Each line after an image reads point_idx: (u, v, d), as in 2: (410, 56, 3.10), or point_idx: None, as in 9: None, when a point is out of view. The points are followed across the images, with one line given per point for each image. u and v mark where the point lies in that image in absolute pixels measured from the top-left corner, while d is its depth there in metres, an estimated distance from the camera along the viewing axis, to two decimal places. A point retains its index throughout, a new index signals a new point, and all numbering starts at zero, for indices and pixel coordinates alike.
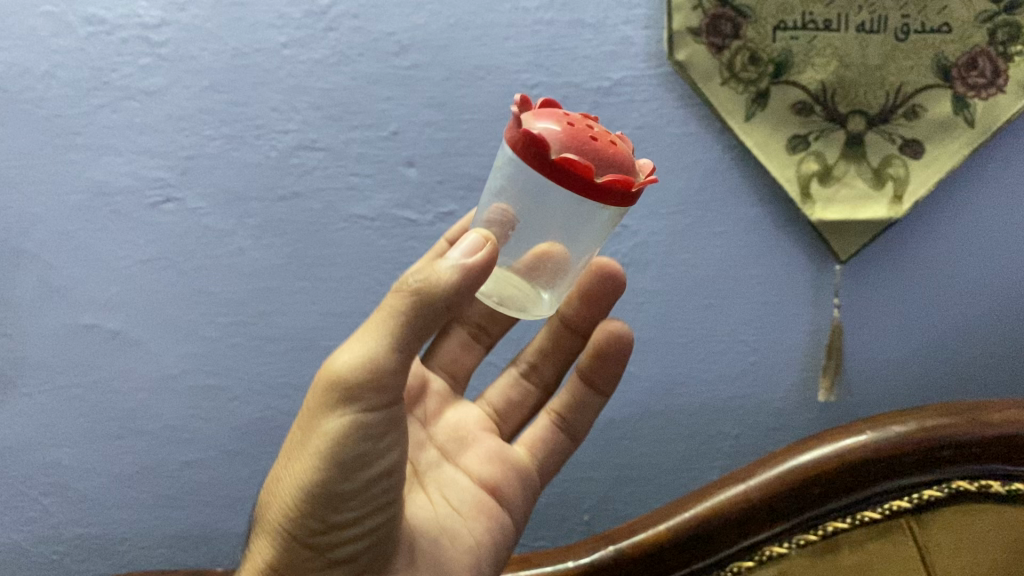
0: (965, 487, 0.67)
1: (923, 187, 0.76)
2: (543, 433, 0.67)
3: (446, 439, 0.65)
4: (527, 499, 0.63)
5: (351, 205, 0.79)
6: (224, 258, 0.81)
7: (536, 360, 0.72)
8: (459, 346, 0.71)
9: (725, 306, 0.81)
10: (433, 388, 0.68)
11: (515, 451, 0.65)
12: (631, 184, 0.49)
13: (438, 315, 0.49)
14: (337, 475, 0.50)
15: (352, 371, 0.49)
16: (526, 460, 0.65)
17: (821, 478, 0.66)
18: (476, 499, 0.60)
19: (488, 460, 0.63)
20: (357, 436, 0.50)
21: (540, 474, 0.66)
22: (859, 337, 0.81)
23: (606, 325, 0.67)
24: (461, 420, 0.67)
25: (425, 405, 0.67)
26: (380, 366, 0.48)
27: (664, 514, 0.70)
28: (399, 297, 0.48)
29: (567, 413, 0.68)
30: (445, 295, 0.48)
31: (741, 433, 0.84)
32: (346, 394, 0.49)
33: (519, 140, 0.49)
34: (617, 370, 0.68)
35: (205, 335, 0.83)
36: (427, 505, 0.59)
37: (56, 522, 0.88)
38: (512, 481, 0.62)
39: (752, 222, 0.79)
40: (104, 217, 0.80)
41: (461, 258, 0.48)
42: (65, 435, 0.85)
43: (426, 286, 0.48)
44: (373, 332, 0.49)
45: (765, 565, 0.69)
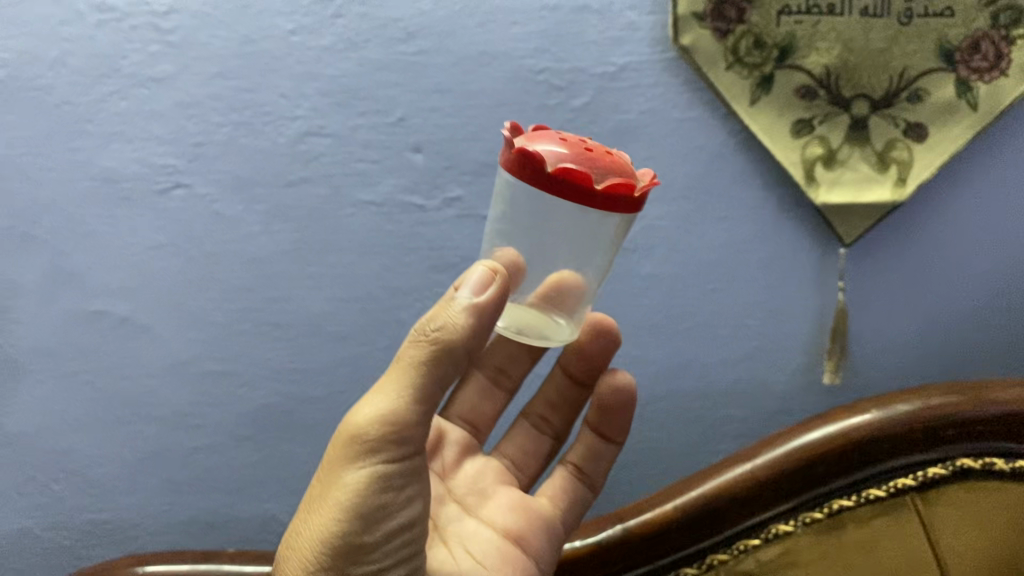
0: (969, 465, 0.67)
1: (927, 170, 0.76)
2: (564, 483, 0.68)
3: (466, 493, 0.65)
4: (553, 548, 0.64)
5: (358, 191, 0.80)
6: (232, 244, 0.81)
7: (547, 412, 0.73)
8: (477, 392, 0.71)
9: (731, 290, 0.81)
10: (452, 439, 0.68)
11: (538, 501, 0.65)
12: (631, 187, 0.49)
13: (456, 358, 0.50)
14: (357, 527, 0.49)
15: (373, 422, 0.49)
16: (549, 510, 0.65)
17: (826, 456, 0.67)
18: (499, 549, 0.59)
19: (511, 510, 0.63)
20: (378, 486, 0.49)
21: (564, 524, 0.66)
22: (864, 319, 0.80)
23: (617, 375, 0.68)
24: (479, 471, 0.67)
25: (443, 457, 0.66)
26: (402, 417, 0.49)
27: (670, 493, 0.70)
28: (416, 343, 0.50)
29: (584, 463, 0.70)
30: (463, 337, 0.49)
31: (748, 418, 0.83)
32: (368, 443, 0.49)
33: (515, 160, 0.49)
34: (625, 421, 0.69)
35: (213, 320, 0.82)
36: (448, 558, 0.58)
37: (65, 508, 0.87)
38: (536, 531, 0.62)
39: (757, 206, 0.79)
40: (113, 204, 0.80)
41: (477, 296, 0.50)
42: (73, 420, 0.84)
43: (444, 331, 0.49)
44: (392, 382, 0.50)
45: (770, 544, 0.69)
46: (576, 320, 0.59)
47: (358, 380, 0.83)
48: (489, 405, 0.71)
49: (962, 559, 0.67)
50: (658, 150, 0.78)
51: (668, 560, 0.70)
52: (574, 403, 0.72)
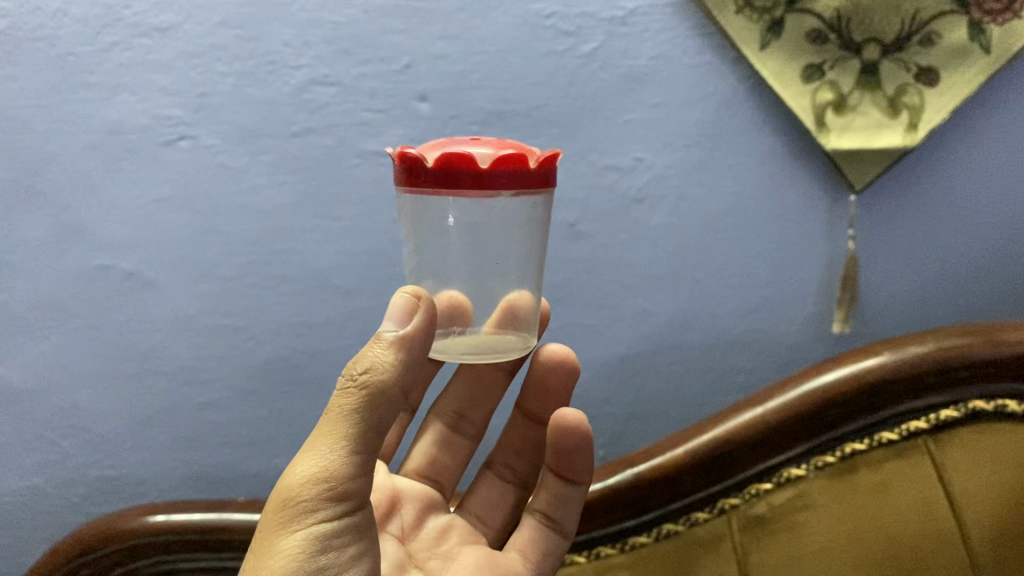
0: (981, 407, 0.67)
1: (938, 115, 0.74)
2: (532, 532, 0.65)
3: (428, 556, 0.61)
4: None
5: (364, 141, 0.79)
6: (238, 197, 0.80)
7: (510, 459, 0.71)
8: (435, 443, 0.70)
9: (741, 240, 0.80)
10: (411, 496, 0.65)
11: (508, 557, 0.62)
12: (518, 160, 0.49)
13: (392, 401, 0.49)
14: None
15: (309, 480, 0.47)
16: (519, 565, 0.62)
17: (839, 399, 0.67)
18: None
19: (477, 569, 0.60)
20: (323, 545, 0.47)
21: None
22: (875, 267, 0.79)
23: (565, 415, 0.62)
24: (442, 530, 0.64)
25: (401, 518, 0.63)
26: (342, 468, 0.47)
27: (681, 439, 0.70)
28: (345, 389, 0.48)
29: (552, 509, 0.65)
30: (395, 376, 0.49)
31: (756, 367, 0.82)
32: (307, 501, 0.47)
33: (403, 171, 0.50)
34: (587, 463, 0.63)
35: (220, 275, 0.82)
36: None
37: (74, 466, 0.86)
38: None
39: (767, 153, 0.78)
40: (118, 157, 0.80)
41: (404, 330, 0.50)
42: (82, 378, 0.84)
43: (374, 369, 0.48)
44: (324, 435, 0.48)
45: (783, 488, 0.69)
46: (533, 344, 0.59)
47: (365, 335, 0.83)
48: (450, 457, 0.70)
49: (975, 501, 0.67)
50: (667, 97, 0.77)
51: (678, 506, 0.71)
52: (535, 449, 0.71)
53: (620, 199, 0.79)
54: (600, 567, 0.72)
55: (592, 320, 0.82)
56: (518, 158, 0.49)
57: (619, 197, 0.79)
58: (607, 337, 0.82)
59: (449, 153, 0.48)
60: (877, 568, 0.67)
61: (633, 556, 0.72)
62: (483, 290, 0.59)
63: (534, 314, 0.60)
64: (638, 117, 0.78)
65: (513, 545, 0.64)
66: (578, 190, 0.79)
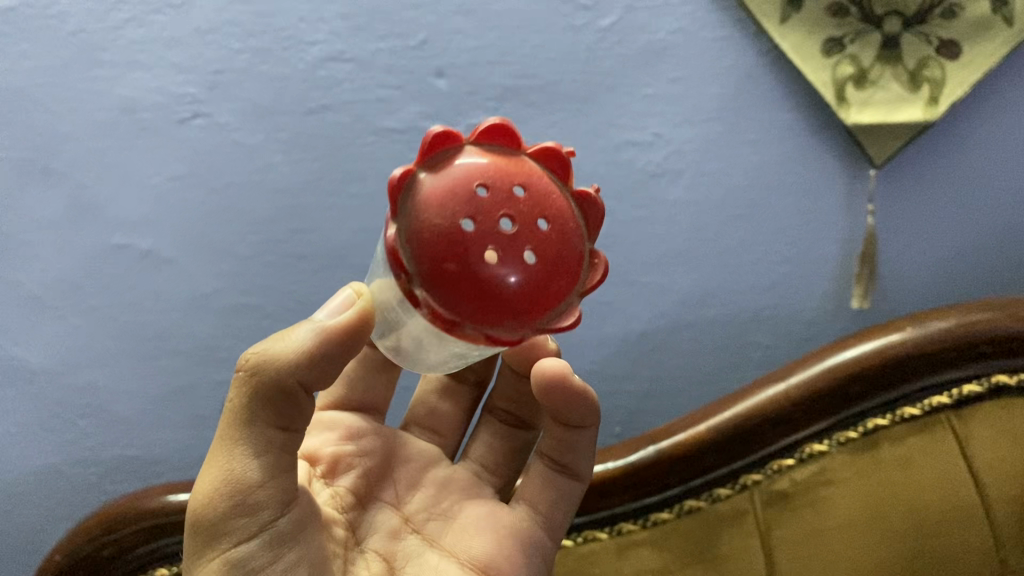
0: (1003, 381, 0.68)
1: (960, 88, 0.73)
2: (541, 480, 0.61)
3: (425, 520, 0.58)
4: (536, 566, 0.58)
5: (381, 118, 0.78)
6: (253, 175, 0.80)
7: (511, 403, 0.66)
8: (436, 392, 0.68)
9: (759, 216, 0.80)
10: (412, 454, 0.62)
11: (509, 513, 0.59)
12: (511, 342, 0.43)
13: (289, 398, 0.47)
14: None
15: (213, 495, 0.47)
16: (524, 518, 0.59)
17: (861, 375, 0.67)
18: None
19: (476, 533, 0.57)
20: (238, 558, 0.47)
21: (549, 527, 0.60)
22: (893, 241, 0.79)
23: (554, 367, 0.55)
24: (443, 488, 0.60)
25: (396, 481, 0.60)
26: (239, 477, 0.47)
27: (702, 416, 0.71)
28: (235, 394, 0.48)
29: (559, 454, 0.61)
30: (284, 370, 0.47)
31: (774, 343, 0.82)
32: (213, 515, 0.47)
33: (395, 253, 0.41)
34: (583, 410, 0.57)
35: (237, 254, 0.81)
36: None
37: (92, 445, 0.86)
38: (511, 554, 0.56)
39: (786, 128, 0.77)
40: (133, 135, 0.79)
41: (312, 324, 0.48)
42: (99, 357, 0.84)
43: (262, 364, 0.47)
44: (223, 446, 0.47)
45: (806, 464, 0.70)
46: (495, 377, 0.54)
47: None
48: (451, 404, 0.67)
49: (998, 476, 0.67)
50: (685, 72, 0.76)
51: (700, 482, 0.71)
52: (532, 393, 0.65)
53: (638, 174, 0.79)
54: (622, 543, 0.72)
55: (610, 297, 0.82)
56: (512, 336, 0.42)
57: (637, 172, 0.79)
58: (625, 315, 0.82)
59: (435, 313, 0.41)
60: (899, 544, 0.68)
61: (655, 532, 0.71)
62: None
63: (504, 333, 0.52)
64: (656, 91, 0.77)
65: (521, 497, 0.60)
66: (595, 166, 0.79)
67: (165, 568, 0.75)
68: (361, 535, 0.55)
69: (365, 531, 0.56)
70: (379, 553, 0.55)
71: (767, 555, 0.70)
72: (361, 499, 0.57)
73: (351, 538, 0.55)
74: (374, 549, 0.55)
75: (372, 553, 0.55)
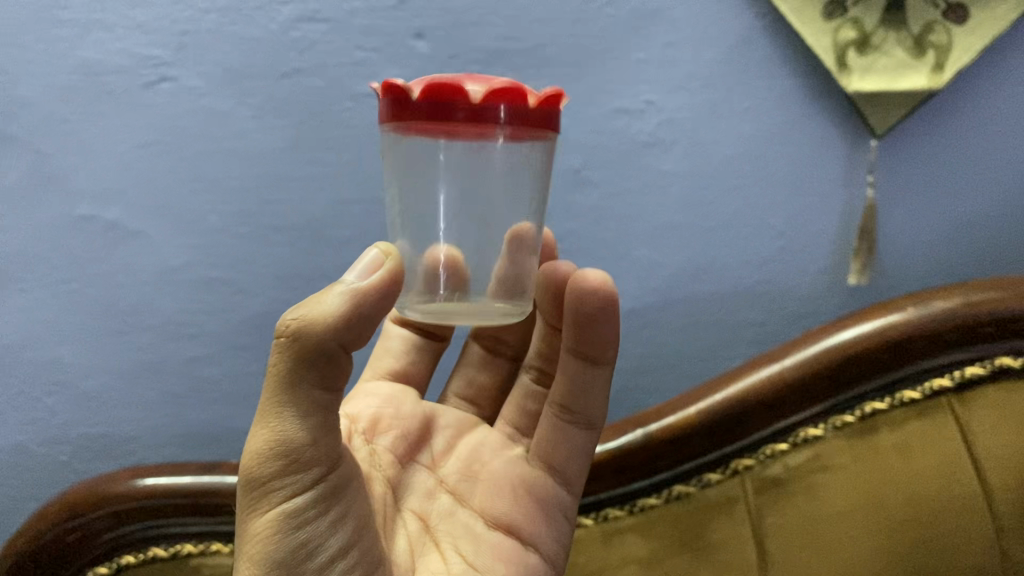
0: (1008, 364, 0.65)
1: (968, 54, 0.69)
2: (554, 432, 0.59)
3: (458, 480, 0.58)
4: (558, 528, 0.57)
5: (358, 82, 0.74)
6: (224, 142, 0.76)
7: (544, 365, 0.64)
8: (474, 363, 0.68)
9: (754, 188, 0.76)
10: (444, 422, 0.62)
11: (527, 472, 0.58)
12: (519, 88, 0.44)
13: (332, 360, 0.43)
14: (285, 570, 0.44)
15: (264, 454, 0.44)
16: (541, 475, 0.58)
17: (859, 357, 0.64)
18: (495, 545, 0.53)
19: (499, 492, 0.56)
20: (294, 515, 0.44)
21: (567, 477, 0.58)
22: (895, 214, 0.76)
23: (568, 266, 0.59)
24: (476, 450, 0.60)
25: (431, 444, 0.60)
26: (287, 442, 0.43)
27: (693, 398, 0.68)
28: (275, 358, 0.44)
29: (569, 401, 0.58)
30: (329, 330, 0.43)
31: (768, 320, 0.79)
32: (262, 480, 0.44)
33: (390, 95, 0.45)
34: (602, 334, 0.55)
35: (208, 225, 0.78)
36: (440, 566, 0.51)
37: (61, 422, 0.82)
38: (531, 512, 0.56)
39: (784, 95, 0.73)
40: (96, 99, 0.74)
41: (351, 285, 0.45)
42: (64, 332, 0.80)
43: (306, 324, 0.43)
44: (270, 402, 0.44)
45: (800, 449, 0.67)
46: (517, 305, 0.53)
47: None
48: (486, 375, 0.67)
49: (1000, 462, 0.64)
50: (678, 36, 0.73)
51: (691, 466, 0.68)
52: None
53: (629, 144, 0.75)
54: (608, 530, 0.69)
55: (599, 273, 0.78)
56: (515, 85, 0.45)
57: (628, 142, 0.75)
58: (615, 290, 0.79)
59: (438, 83, 0.43)
60: (898, 534, 0.65)
61: (642, 518, 0.69)
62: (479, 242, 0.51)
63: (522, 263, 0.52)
64: (649, 56, 0.73)
65: (537, 452, 0.59)
66: (583, 134, 0.75)
67: (130, 556, 0.72)
68: (399, 494, 0.55)
69: (404, 491, 0.56)
70: (416, 513, 0.54)
71: (759, 545, 0.67)
72: (399, 458, 0.57)
73: (390, 497, 0.54)
74: (411, 510, 0.54)
75: (410, 513, 0.54)
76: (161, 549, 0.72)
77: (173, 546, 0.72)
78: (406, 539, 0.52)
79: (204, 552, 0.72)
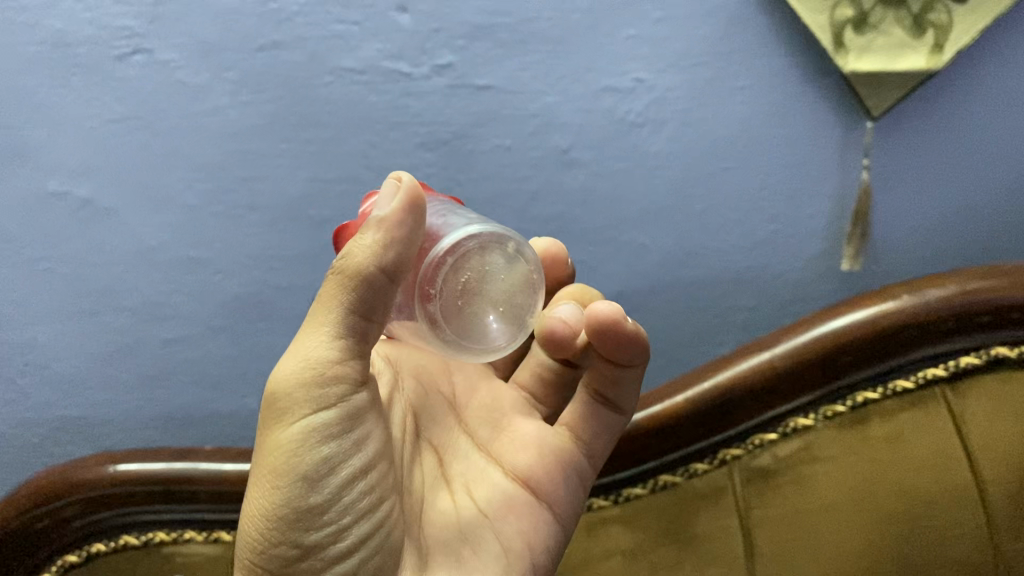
0: (1004, 354, 0.63)
1: (967, 34, 0.67)
2: (580, 409, 0.55)
3: (478, 423, 0.56)
4: (573, 489, 0.53)
5: (338, 57, 0.71)
6: (199, 118, 0.73)
7: None
8: None
9: (747, 170, 0.74)
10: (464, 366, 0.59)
11: (547, 433, 0.54)
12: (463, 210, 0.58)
13: (373, 285, 0.43)
14: (302, 488, 0.44)
15: (300, 366, 0.44)
16: (564, 441, 0.54)
17: (851, 346, 0.63)
18: (507, 495, 0.51)
19: (519, 446, 0.53)
20: (319, 429, 0.44)
21: (591, 450, 0.55)
22: (890, 198, 0.74)
23: (576, 291, 0.54)
24: (497, 399, 0.57)
25: (452, 383, 0.58)
26: (321, 359, 0.44)
27: (681, 384, 0.67)
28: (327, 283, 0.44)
29: (604, 388, 0.55)
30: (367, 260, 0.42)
31: (758, 306, 0.77)
32: (291, 400, 0.44)
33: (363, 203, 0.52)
34: (635, 348, 0.50)
35: (184, 203, 0.75)
36: (448, 507, 0.51)
37: (35, 404, 0.80)
38: (551, 468, 0.53)
39: (779, 74, 0.71)
40: (67, 72, 0.72)
41: (376, 214, 0.43)
42: (37, 312, 0.78)
43: (350, 254, 0.42)
44: (314, 319, 0.44)
45: (789, 439, 0.66)
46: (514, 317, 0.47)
47: None
48: None
49: (996, 457, 0.63)
50: (671, 12, 0.70)
51: (677, 456, 0.67)
52: None
53: (619, 124, 0.73)
54: (593, 520, 0.69)
55: (586, 255, 0.77)
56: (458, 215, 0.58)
57: (617, 121, 0.73)
58: (603, 273, 0.77)
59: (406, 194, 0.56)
60: (890, 525, 0.64)
61: (627, 509, 0.68)
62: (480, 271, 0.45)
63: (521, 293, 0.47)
64: (640, 32, 0.70)
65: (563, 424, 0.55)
66: (572, 113, 0.73)
67: (100, 544, 0.70)
68: (420, 423, 0.55)
69: (424, 421, 0.55)
70: (432, 444, 0.54)
71: (747, 536, 0.66)
72: (421, 387, 0.57)
73: (411, 425, 0.54)
74: (428, 440, 0.54)
75: (428, 445, 0.54)
76: (133, 537, 0.70)
77: (145, 534, 0.70)
78: (422, 470, 0.52)
79: (177, 540, 0.70)
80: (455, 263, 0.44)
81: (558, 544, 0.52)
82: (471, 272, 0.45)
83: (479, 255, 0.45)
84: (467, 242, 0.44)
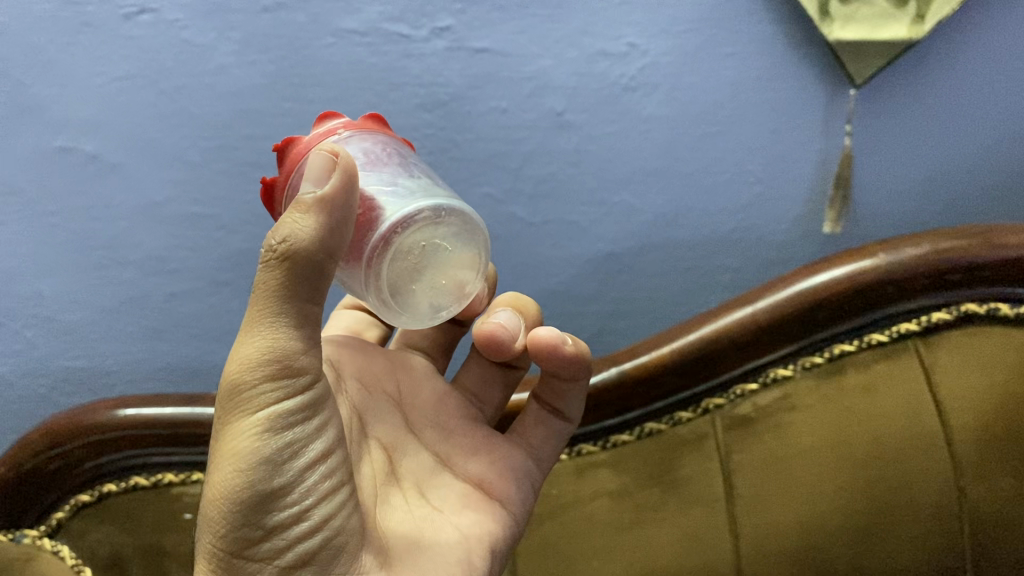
0: (973, 310, 0.68)
1: (949, 4, 0.68)
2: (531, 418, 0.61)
3: (425, 424, 0.57)
4: (525, 492, 0.57)
5: (339, 18, 0.73)
6: (204, 77, 0.75)
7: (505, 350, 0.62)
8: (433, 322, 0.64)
9: (734, 134, 0.77)
10: (414, 364, 0.60)
11: (500, 441, 0.58)
12: None
13: (317, 269, 0.42)
14: (267, 474, 0.43)
15: (256, 355, 0.43)
16: (515, 445, 0.59)
17: (831, 301, 0.66)
18: (461, 493, 0.54)
19: (472, 451, 0.56)
20: (281, 415, 0.44)
21: (539, 458, 0.60)
22: (868, 164, 0.77)
23: (514, 296, 0.57)
24: (446, 398, 0.59)
25: (399, 381, 0.58)
26: (278, 344, 0.43)
27: (670, 336, 0.70)
28: (266, 272, 0.42)
29: (555, 399, 0.60)
30: (320, 246, 0.42)
31: (742, 266, 0.82)
32: (258, 389, 0.43)
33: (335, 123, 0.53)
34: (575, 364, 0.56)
35: (189, 160, 0.77)
36: (403, 504, 0.51)
37: (42, 354, 0.83)
38: (502, 471, 0.56)
39: (768, 40, 0.73)
40: (75, 30, 0.73)
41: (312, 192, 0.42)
42: (44, 266, 0.80)
43: (291, 244, 0.41)
44: (254, 315, 0.43)
45: (769, 388, 0.71)
46: (407, 306, 0.47)
47: None
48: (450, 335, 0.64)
49: (962, 405, 0.67)
50: None
51: (662, 405, 0.72)
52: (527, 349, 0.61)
53: (611, 88, 0.75)
54: (581, 465, 0.74)
55: (578, 217, 0.80)
56: None
57: (611, 85, 0.75)
58: (593, 235, 0.81)
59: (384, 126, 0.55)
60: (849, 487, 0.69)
61: (615, 454, 0.73)
62: (450, 255, 0.47)
63: (427, 305, 0.48)
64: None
65: (514, 431, 0.60)
66: (566, 76, 0.75)
67: (111, 484, 0.74)
68: (365, 420, 0.54)
69: (369, 417, 0.55)
70: (380, 443, 0.54)
71: (727, 479, 0.71)
72: (365, 387, 0.56)
73: (358, 424, 0.53)
74: (376, 438, 0.54)
75: (376, 442, 0.53)
76: (142, 477, 0.74)
77: (154, 475, 0.74)
78: (371, 466, 0.52)
79: (185, 481, 0.74)
80: (459, 229, 0.47)
81: (511, 541, 0.55)
82: (452, 247, 0.47)
83: (466, 249, 0.47)
84: (478, 234, 0.48)
